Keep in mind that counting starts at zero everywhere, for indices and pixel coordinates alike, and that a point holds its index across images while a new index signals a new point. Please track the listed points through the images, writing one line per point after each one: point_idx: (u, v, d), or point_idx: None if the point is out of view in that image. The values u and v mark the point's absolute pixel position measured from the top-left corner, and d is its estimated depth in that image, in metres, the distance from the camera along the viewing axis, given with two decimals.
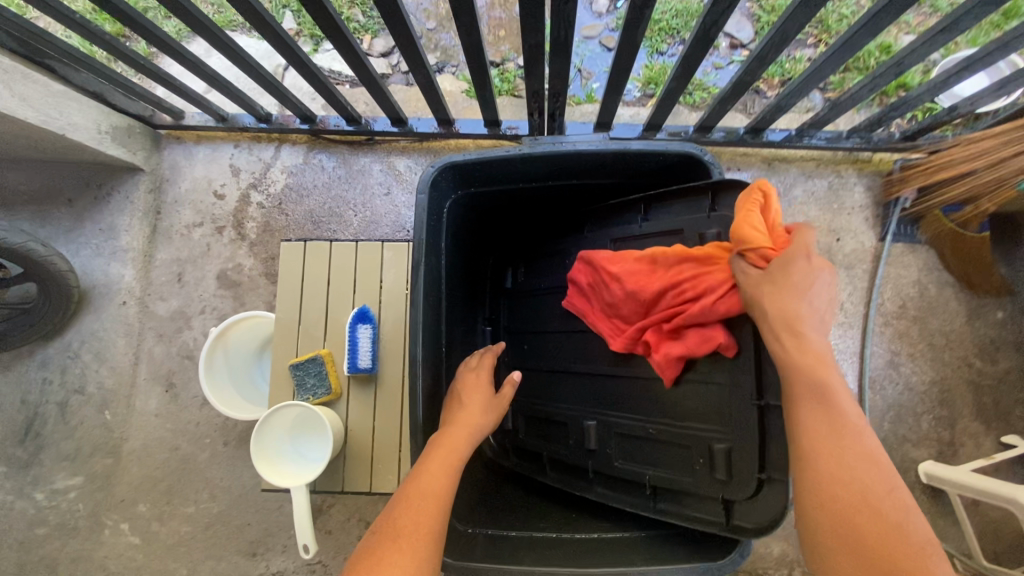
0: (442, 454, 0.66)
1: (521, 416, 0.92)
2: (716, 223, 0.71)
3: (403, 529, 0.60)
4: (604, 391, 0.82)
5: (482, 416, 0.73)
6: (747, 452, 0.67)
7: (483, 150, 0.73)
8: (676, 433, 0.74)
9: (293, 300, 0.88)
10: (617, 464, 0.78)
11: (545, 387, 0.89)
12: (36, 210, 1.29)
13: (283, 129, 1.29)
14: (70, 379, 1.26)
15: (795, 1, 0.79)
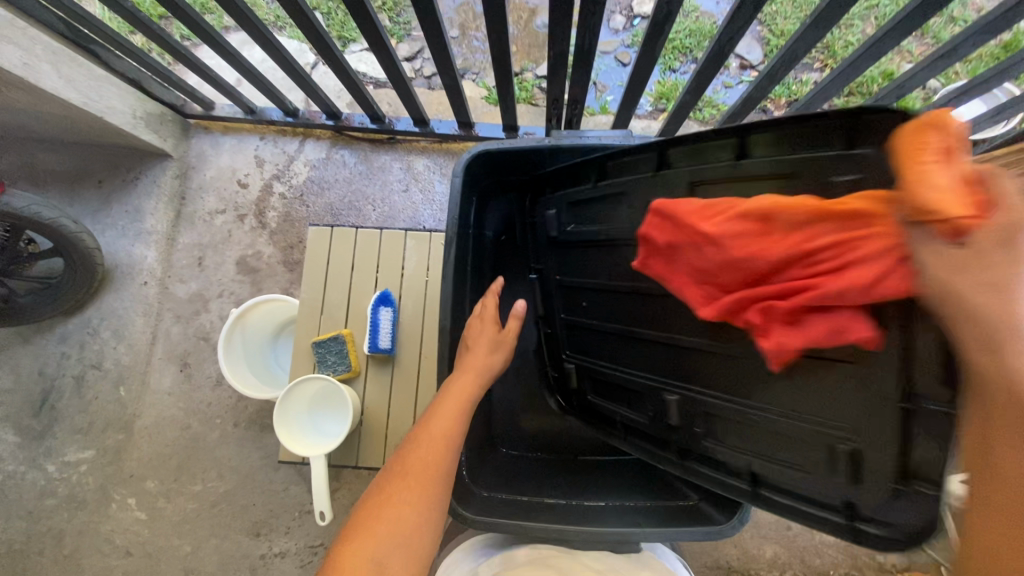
0: (454, 396, 0.70)
1: (587, 376, 0.81)
2: (854, 165, 0.50)
3: (412, 466, 0.64)
4: (683, 363, 0.65)
5: (491, 354, 0.75)
6: (884, 454, 0.51)
7: (515, 139, 0.78)
8: (786, 425, 0.58)
9: (318, 282, 0.93)
10: (706, 445, 0.66)
11: (611, 349, 0.75)
12: (66, 189, 1.33)
13: (309, 124, 1.34)
14: (89, 354, 1.30)
15: (806, 23, 0.83)
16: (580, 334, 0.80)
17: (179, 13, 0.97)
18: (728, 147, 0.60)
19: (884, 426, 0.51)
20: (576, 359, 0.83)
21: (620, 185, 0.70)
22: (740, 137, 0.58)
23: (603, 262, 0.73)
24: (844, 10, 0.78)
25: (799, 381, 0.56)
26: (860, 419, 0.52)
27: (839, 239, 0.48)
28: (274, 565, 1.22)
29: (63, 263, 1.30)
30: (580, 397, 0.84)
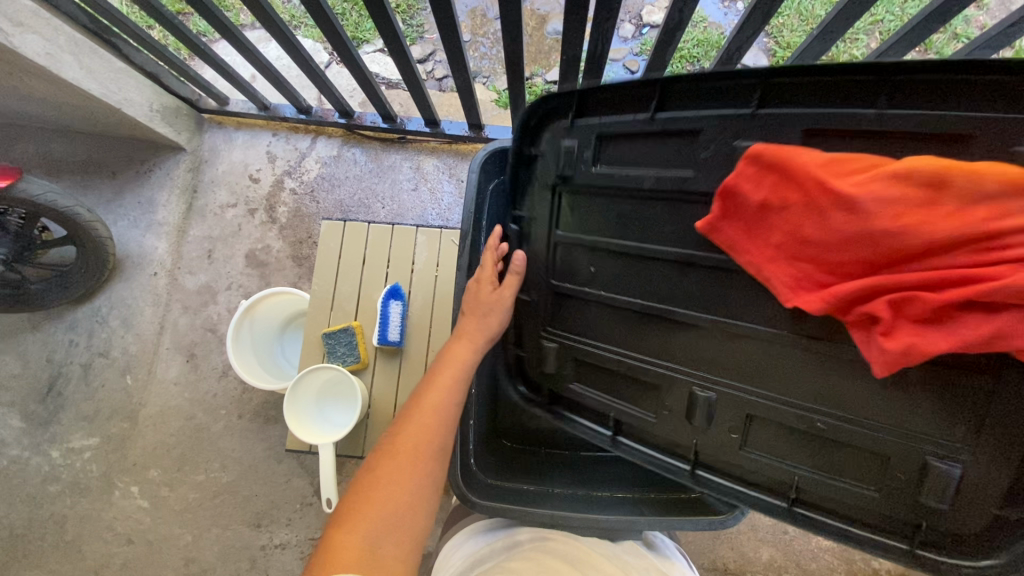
0: (446, 371, 0.70)
1: (571, 360, 0.76)
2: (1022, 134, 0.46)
3: (403, 446, 0.64)
4: (738, 361, 0.63)
5: (486, 318, 0.73)
6: (983, 477, 0.56)
7: None
8: (877, 436, 0.58)
9: (329, 275, 0.94)
10: (752, 454, 0.67)
11: (618, 337, 0.70)
12: (80, 179, 1.35)
13: (321, 122, 1.36)
14: (97, 342, 1.31)
15: (813, 35, 0.86)
16: (562, 309, 0.74)
17: (202, 8, 0.99)
18: (863, 83, 0.51)
19: (996, 449, 0.54)
20: (558, 340, 0.76)
21: (693, 120, 0.59)
22: (881, 77, 0.50)
23: (625, 217, 0.66)
24: (850, 23, 0.80)
25: (900, 396, 0.56)
26: (971, 438, 0.54)
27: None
28: (274, 557, 1.22)
29: (75, 251, 1.32)
30: (550, 384, 0.79)
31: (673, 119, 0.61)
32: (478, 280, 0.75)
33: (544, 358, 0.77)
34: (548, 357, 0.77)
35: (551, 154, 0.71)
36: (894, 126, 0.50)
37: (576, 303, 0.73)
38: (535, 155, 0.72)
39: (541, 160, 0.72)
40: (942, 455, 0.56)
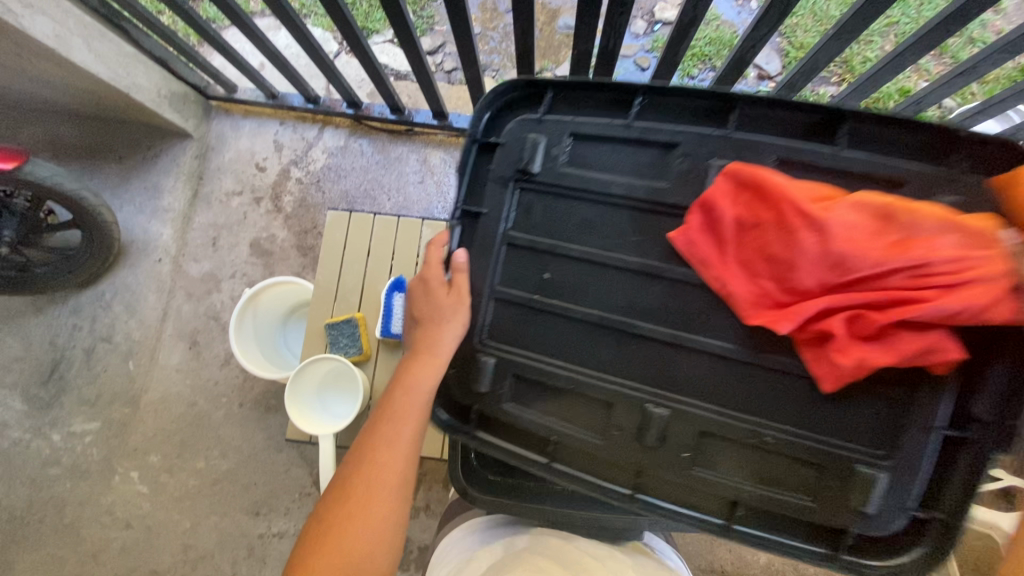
0: (401, 399, 0.65)
1: (510, 374, 0.67)
2: (959, 187, 0.55)
3: (353, 492, 0.63)
4: (687, 373, 0.62)
5: (443, 327, 0.66)
6: (908, 486, 0.58)
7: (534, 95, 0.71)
8: (824, 447, 0.59)
9: (334, 266, 0.94)
10: (696, 472, 0.63)
11: (562, 348, 0.65)
12: (86, 163, 1.35)
13: (329, 112, 1.36)
14: (100, 327, 1.31)
15: (829, 35, 0.84)
16: (506, 320, 0.67)
17: None
18: (822, 124, 0.59)
19: (918, 458, 0.57)
20: (496, 351, 0.67)
21: (669, 133, 0.62)
22: (831, 120, 0.58)
23: (588, 224, 0.64)
24: (867, 23, 0.79)
25: (840, 407, 0.58)
26: (898, 449, 0.57)
27: (957, 261, 0.51)
28: (272, 545, 1.22)
29: (80, 236, 1.32)
30: (479, 406, 0.69)
31: (648, 129, 0.62)
32: (431, 285, 0.68)
33: (478, 375, 0.67)
34: (483, 374, 0.67)
35: (513, 144, 0.66)
36: (848, 160, 0.57)
37: (522, 310, 0.66)
38: (496, 143, 0.67)
39: (502, 150, 0.67)
40: (874, 463, 0.58)
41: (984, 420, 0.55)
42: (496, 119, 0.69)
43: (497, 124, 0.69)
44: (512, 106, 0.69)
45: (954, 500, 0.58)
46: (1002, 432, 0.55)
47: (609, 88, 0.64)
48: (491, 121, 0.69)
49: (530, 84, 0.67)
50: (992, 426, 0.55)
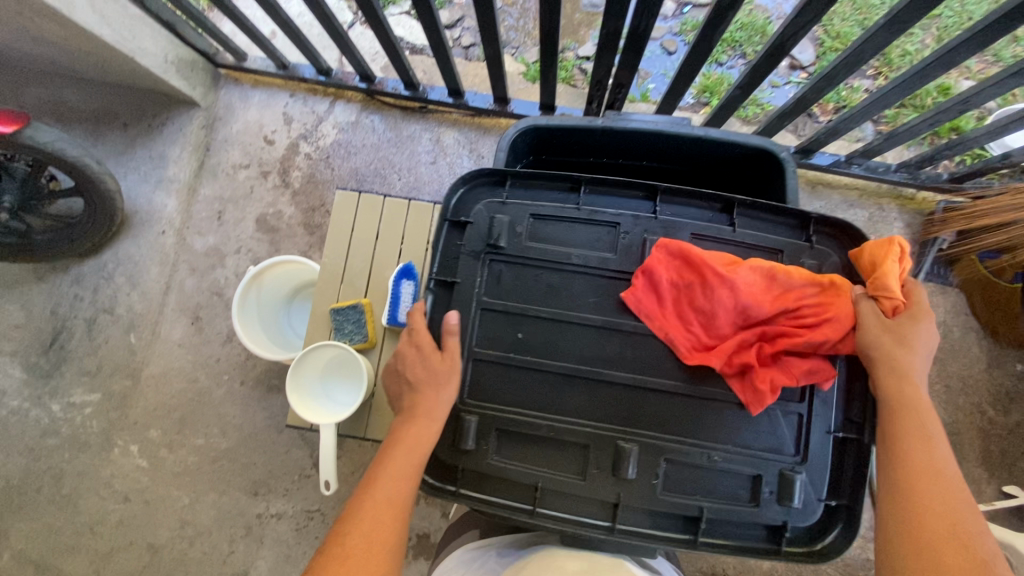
0: (401, 455, 0.62)
1: (494, 431, 0.67)
2: (818, 256, 0.67)
3: (352, 550, 0.56)
4: (641, 409, 0.66)
5: (441, 392, 0.65)
6: (820, 479, 0.66)
7: (569, 115, 0.72)
8: (749, 461, 0.65)
9: (341, 248, 0.91)
10: (661, 496, 0.65)
11: (536, 398, 0.67)
12: (90, 128, 1.31)
13: (341, 85, 1.31)
14: (102, 298, 1.29)
15: (878, 24, 0.79)
16: (485, 383, 0.68)
17: None
18: (723, 203, 0.69)
19: (821, 456, 0.65)
20: (479, 411, 0.67)
21: (613, 216, 0.68)
22: (726, 203, 0.68)
23: (551, 287, 0.68)
24: (922, 13, 0.73)
25: (756, 418, 0.65)
26: (806, 452, 0.65)
27: (818, 303, 0.63)
28: (270, 525, 1.21)
29: (83, 204, 1.29)
30: (465, 463, 0.67)
31: (596, 211, 0.69)
32: (424, 352, 0.66)
33: (462, 435, 0.66)
34: (467, 433, 0.66)
35: (482, 224, 0.69)
36: (743, 244, 0.67)
37: (494, 367, 0.68)
38: (465, 222, 0.69)
39: (472, 228, 0.69)
40: (793, 467, 0.65)
41: (856, 420, 0.65)
42: (462, 201, 0.70)
43: (463, 206, 0.71)
44: (475, 188, 0.70)
45: (853, 487, 0.65)
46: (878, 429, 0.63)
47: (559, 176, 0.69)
48: (457, 204, 0.70)
49: (491, 173, 0.70)
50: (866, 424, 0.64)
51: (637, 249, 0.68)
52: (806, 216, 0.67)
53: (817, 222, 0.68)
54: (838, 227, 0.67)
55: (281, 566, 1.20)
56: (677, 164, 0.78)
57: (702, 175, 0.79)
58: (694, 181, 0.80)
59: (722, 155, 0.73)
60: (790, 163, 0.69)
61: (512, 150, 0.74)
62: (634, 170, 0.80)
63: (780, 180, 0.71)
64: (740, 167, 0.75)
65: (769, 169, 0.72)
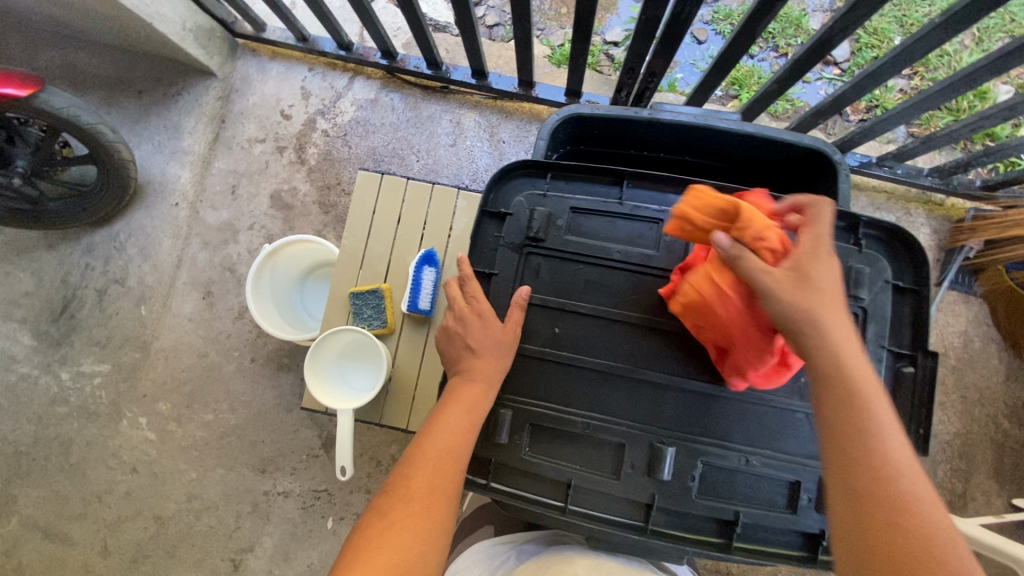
0: (459, 412, 0.61)
1: (528, 425, 0.66)
2: (867, 260, 0.65)
3: (415, 491, 0.55)
4: (681, 411, 0.65)
5: (500, 360, 0.64)
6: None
7: (612, 106, 0.70)
8: (788, 466, 0.64)
9: (362, 232, 0.89)
10: (697, 498, 0.64)
11: (573, 396, 0.66)
12: (104, 95, 1.28)
13: (362, 61, 1.28)
14: (113, 269, 1.28)
15: (934, 22, 0.75)
16: (523, 374, 0.67)
17: None
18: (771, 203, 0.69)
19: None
20: (514, 405, 0.66)
21: (655, 212, 0.67)
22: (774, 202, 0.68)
23: (593, 283, 0.67)
24: (983, 12, 0.70)
25: (795, 424, 0.64)
26: None
27: None
28: (276, 503, 1.21)
29: (97, 172, 1.27)
30: (499, 457, 0.66)
31: (639, 206, 0.67)
32: (485, 318, 0.65)
33: (497, 427, 0.65)
34: (502, 425, 0.66)
35: (522, 215, 0.68)
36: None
37: (532, 362, 0.67)
38: (505, 213, 0.68)
39: (511, 219, 0.68)
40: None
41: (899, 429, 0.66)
42: (503, 192, 0.70)
43: (503, 198, 0.71)
44: (515, 179, 0.70)
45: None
46: (919, 440, 0.64)
47: (602, 171, 0.68)
48: (497, 195, 0.71)
49: (532, 164, 0.69)
50: (909, 434, 0.65)
51: (680, 249, 0.66)
52: (854, 219, 0.66)
53: (865, 224, 0.67)
54: (886, 229, 0.67)
55: (286, 543, 1.20)
56: (719, 161, 0.76)
57: (746, 174, 0.76)
58: (736, 180, 0.78)
59: (771, 153, 0.71)
60: (843, 167, 0.66)
61: (552, 140, 0.73)
62: (672, 165, 0.78)
63: (828, 182, 0.69)
64: (788, 166, 0.73)
65: (821, 171, 0.69)
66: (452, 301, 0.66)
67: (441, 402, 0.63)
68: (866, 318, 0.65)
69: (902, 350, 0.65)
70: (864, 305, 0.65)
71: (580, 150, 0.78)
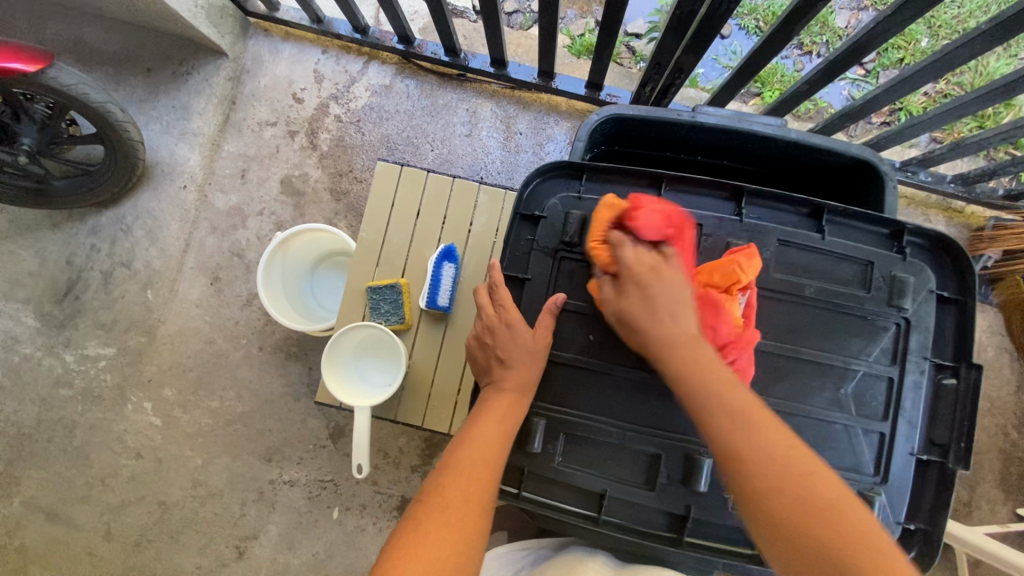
0: (492, 421, 0.62)
1: (561, 433, 0.67)
2: (909, 268, 0.66)
3: (452, 500, 0.56)
4: None
5: (532, 368, 0.66)
6: (901, 503, 0.65)
7: (654, 109, 0.71)
8: None
9: (381, 224, 0.87)
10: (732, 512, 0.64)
11: (607, 405, 0.66)
12: (111, 72, 1.25)
13: (377, 45, 1.25)
14: (119, 251, 1.25)
15: (981, 28, 0.73)
16: (556, 380, 0.68)
17: None
18: (813, 212, 0.68)
19: (902, 479, 0.65)
20: (546, 412, 0.67)
21: (697, 216, 0.69)
22: (816, 208, 0.68)
23: None
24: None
25: (834, 435, 0.66)
26: (888, 475, 0.65)
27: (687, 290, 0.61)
28: (282, 492, 1.21)
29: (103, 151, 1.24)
30: (531, 466, 0.67)
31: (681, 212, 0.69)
32: (514, 327, 0.66)
33: (529, 435, 0.66)
34: (535, 433, 0.66)
35: (557, 218, 0.69)
36: (833, 254, 0.67)
37: (567, 369, 0.68)
38: (540, 216, 0.69)
39: (546, 223, 0.70)
40: (873, 487, 0.65)
41: (941, 441, 0.66)
42: (537, 192, 0.71)
43: (536, 198, 0.71)
44: (550, 180, 0.71)
45: (929, 509, 0.66)
46: (961, 451, 0.64)
47: (641, 175, 0.69)
48: (531, 194, 0.71)
49: (568, 165, 0.70)
50: (951, 446, 0.65)
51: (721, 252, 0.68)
52: (899, 227, 0.67)
53: (911, 232, 0.67)
54: (932, 238, 0.67)
55: (292, 532, 1.20)
56: (755, 165, 0.77)
57: (779, 176, 0.78)
58: (770, 182, 0.79)
59: (811, 160, 0.72)
60: (891, 178, 0.68)
61: (590, 140, 0.74)
62: (706, 167, 0.80)
63: (873, 187, 0.70)
64: (827, 171, 0.74)
65: (863, 179, 0.71)
66: (482, 309, 0.69)
67: (474, 412, 0.65)
68: (909, 329, 0.66)
69: (943, 361, 0.66)
70: (907, 315, 0.66)
71: (615, 149, 0.79)
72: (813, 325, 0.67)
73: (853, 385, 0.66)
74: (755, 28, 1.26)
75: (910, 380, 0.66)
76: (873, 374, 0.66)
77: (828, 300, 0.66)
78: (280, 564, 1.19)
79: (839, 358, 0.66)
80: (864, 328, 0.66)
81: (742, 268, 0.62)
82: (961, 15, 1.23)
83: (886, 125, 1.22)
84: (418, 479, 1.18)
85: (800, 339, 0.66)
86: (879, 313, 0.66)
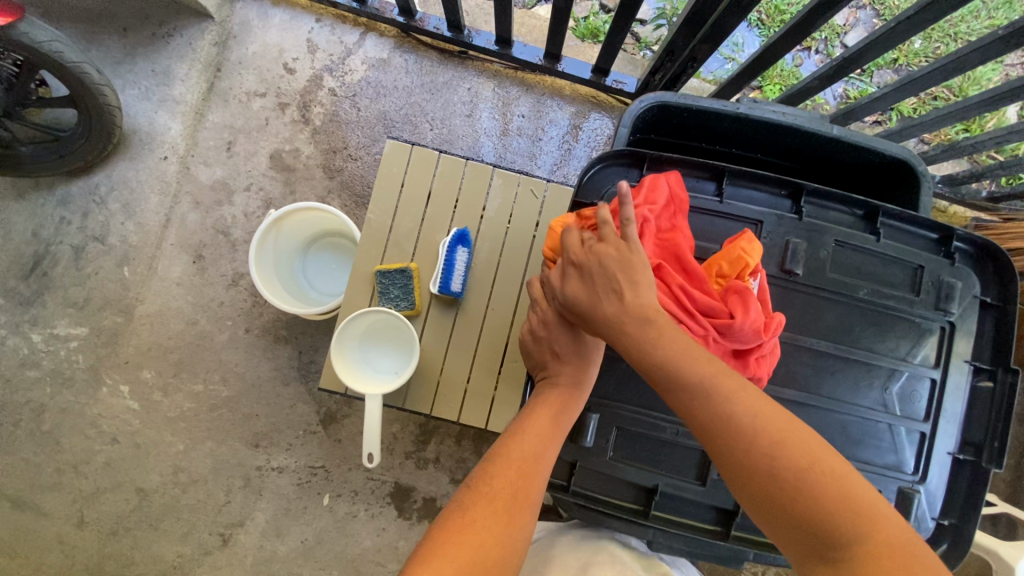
0: (541, 416, 0.62)
1: (614, 428, 0.68)
2: (946, 268, 0.69)
3: (500, 492, 0.55)
4: None
5: (588, 369, 0.65)
6: (935, 501, 0.69)
7: (702, 99, 0.71)
8: (869, 476, 0.68)
9: (389, 205, 0.84)
10: None
11: (661, 402, 0.68)
12: (83, 30, 1.17)
13: (376, 17, 1.20)
14: (93, 224, 1.17)
15: (998, 33, 0.74)
16: (616, 373, 0.69)
17: None
18: (865, 216, 0.70)
19: (938, 476, 0.69)
20: (602, 408, 0.68)
21: (757, 212, 0.69)
22: (867, 209, 0.70)
23: None
24: None
25: (877, 434, 0.68)
26: (926, 475, 0.68)
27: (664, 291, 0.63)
28: (270, 479, 1.17)
29: (75, 116, 1.16)
30: (583, 460, 0.68)
31: (738, 205, 0.70)
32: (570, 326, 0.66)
33: (583, 430, 0.67)
34: (587, 429, 0.68)
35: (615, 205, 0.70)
36: (884, 256, 0.69)
37: (622, 365, 0.69)
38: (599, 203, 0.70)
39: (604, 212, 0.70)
40: (911, 485, 0.68)
41: (974, 440, 0.69)
42: (595, 179, 0.72)
43: (593, 185, 0.72)
44: (608, 168, 0.71)
45: (961, 505, 0.69)
46: (994, 452, 0.67)
47: (695, 166, 0.70)
48: (588, 182, 0.72)
49: (626, 153, 0.70)
50: (985, 446, 0.68)
51: (779, 251, 0.69)
52: (949, 232, 0.69)
53: (958, 238, 0.69)
54: (977, 245, 0.69)
55: (279, 519, 1.17)
56: (791, 161, 0.78)
57: (816, 173, 0.79)
58: (805, 178, 0.81)
59: (849, 158, 0.74)
60: (929, 180, 0.70)
61: (633, 127, 0.74)
62: (743, 161, 0.81)
63: (908, 185, 0.73)
64: (863, 173, 0.76)
65: (902, 180, 0.73)
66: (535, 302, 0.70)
67: (528, 405, 0.65)
68: (953, 331, 0.69)
69: (981, 364, 0.69)
70: (951, 319, 0.69)
71: (654, 139, 0.79)
72: (864, 324, 0.68)
73: (898, 385, 0.68)
74: (758, 20, 1.26)
75: (951, 382, 0.69)
76: (917, 376, 0.69)
77: (879, 302, 0.68)
78: (266, 551, 1.16)
79: (886, 360, 0.68)
80: (911, 330, 0.69)
81: (746, 252, 0.63)
82: (954, 20, 1.26)
83: (878, 124, 1.25)
84: (412, 464, 1.16)
85: (852, 340, 0.68)
86: (925, 316, 0.68)
